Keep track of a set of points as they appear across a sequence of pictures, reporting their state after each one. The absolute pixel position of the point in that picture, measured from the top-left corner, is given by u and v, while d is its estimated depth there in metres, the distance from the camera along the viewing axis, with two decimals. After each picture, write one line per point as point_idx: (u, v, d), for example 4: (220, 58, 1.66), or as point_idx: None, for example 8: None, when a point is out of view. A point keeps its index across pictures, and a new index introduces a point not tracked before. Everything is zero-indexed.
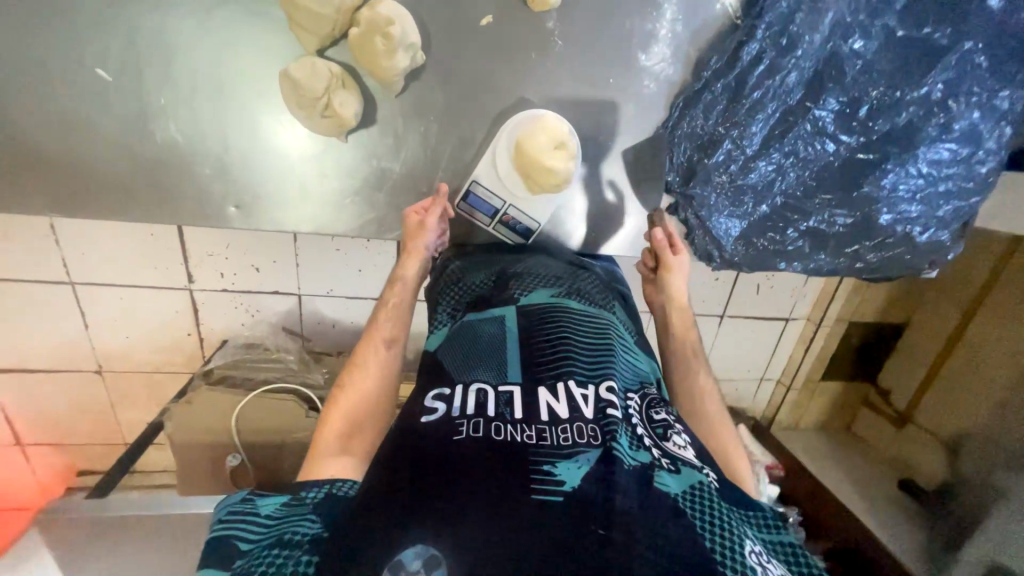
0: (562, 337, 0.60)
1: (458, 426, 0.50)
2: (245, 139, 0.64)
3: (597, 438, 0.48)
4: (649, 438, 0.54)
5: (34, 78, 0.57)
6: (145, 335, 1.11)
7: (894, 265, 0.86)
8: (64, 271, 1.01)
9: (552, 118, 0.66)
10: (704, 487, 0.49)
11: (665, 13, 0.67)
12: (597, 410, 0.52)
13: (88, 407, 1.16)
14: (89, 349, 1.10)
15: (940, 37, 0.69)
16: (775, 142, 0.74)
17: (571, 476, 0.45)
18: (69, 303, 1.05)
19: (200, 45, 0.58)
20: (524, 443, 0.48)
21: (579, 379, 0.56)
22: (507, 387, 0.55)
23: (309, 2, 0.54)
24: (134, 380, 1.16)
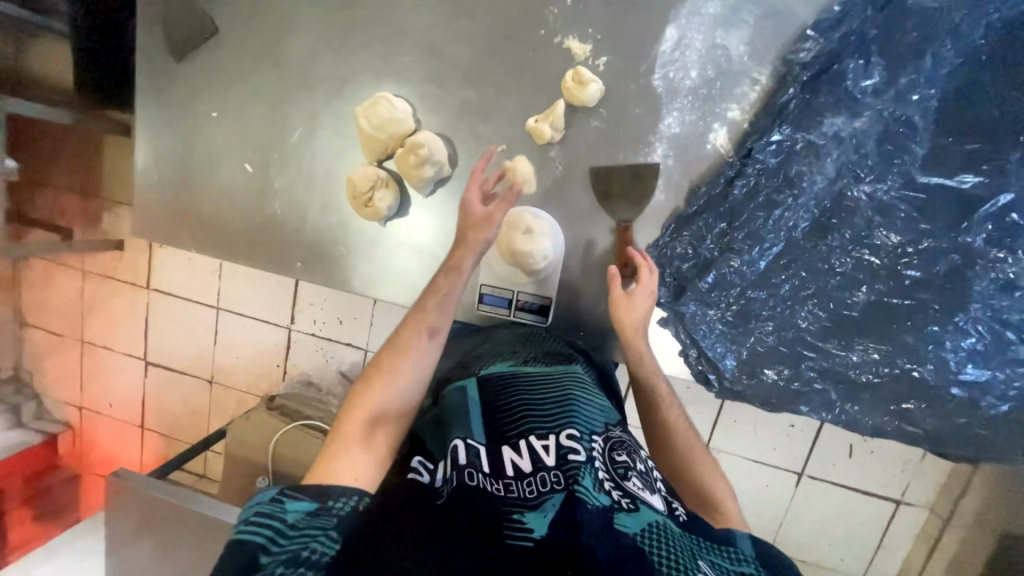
0: (520, 405, 0.71)
1: (439, 489, 0.62)
2: (320, 217, 0.86)
3: (560, 485, 0.59)
4: (608, 478, 0.63)
5: (214, 169, 0.89)
6: (247, 358, 1.37)
7: (966, 439, 0.70)
8: (216, 298, 1.34)
9: (520, 210, 0.77)
10: (653, 523, 0.59)
11: (657, 150, 0.73)
12: (558, 457, 0.63)
13: (186, 407, 1.43)
14: (207, 360, 1.39)
15: (973, 188, 0.64)
16: (780, 272, 0.72)
17: (537, 523, 0.56)
18: (211, 322, 1.36)
19: (308, 155, 0.85)
20: (494, 492, 0.60)
21: (542, 434, 0.67)
22: (473, 444, 0.66)
23: (371, 131, 0.76)
24: (223, 393, 1.41)
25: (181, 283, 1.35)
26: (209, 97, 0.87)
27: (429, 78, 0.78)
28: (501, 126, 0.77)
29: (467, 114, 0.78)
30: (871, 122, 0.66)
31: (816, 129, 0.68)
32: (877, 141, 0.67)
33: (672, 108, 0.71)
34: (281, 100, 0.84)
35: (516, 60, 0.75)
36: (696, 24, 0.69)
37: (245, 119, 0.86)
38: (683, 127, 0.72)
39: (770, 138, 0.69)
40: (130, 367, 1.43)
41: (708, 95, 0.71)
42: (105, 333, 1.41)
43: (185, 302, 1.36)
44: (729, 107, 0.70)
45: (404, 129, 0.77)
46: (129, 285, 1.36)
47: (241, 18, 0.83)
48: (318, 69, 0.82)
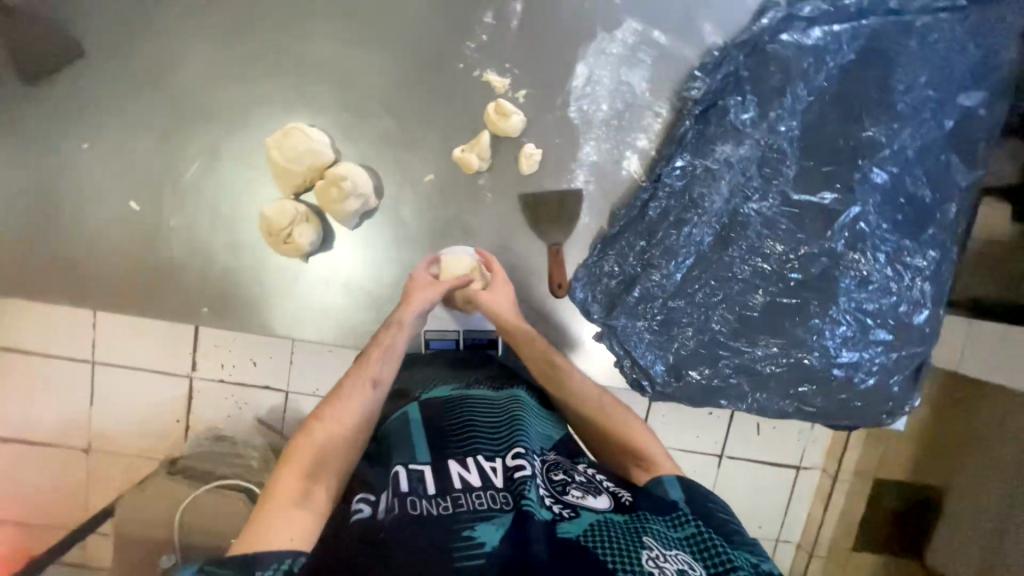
0: (467, 424, 0.70)
1: (375, 519, 0.56)
2: (228, 257, 0.78)
3: (508, 504, 0.57)
4: (549, 494, 0.62)
5: (84, 207, 0.75)
6: (135, 420, 1.17)
7: (848, 412, 0.83)
8: (92, 351, 1.14)
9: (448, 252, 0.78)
10: (597, 523, 0.58)
11: (578, 176, 0.78)
12: (506, 477, 0.62)
13: (56, 489, 1.18)
14: (83, 428, 1.16)
15: (832, 203, 0.78)
16: (693, 282, 0.80)
17: (487, 536, 0.53)
18: (86, 382, 1.15)
19: (210, 190, 0.76)
20: (438, 514, 0.56)
21: (489, 455, 0.66)
22: (416, 466, 0.63)
23: (286, 163, 0.71)
24: (105, 466, 1.18)
25: (47, 341, 1.13)
26: (74, 124, 0.74)
27: (346, 108, 0.75)
28: (426, 155, 0.76)
29: (389, 143, 0.76)
30: (753, 149, 0.77)
31: (711, 156, 0.77)
32: (759, 165, 0.78)
33: (589, 137, 0.77)
34: (173, 130, 0.75)
35: (437, 91, 0.75)
36: (605, 61, 0.75)
37: (127, 152, 0.75)
38: (601, 155, 0.77)
39: (675, 164, 0.77)
40: None
41: (619, 126, 0.77)
42: None
43: (54, 360, 1.14)
44: (637, 137, 0.78)
45: (323, 160, 0.73)
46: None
47: (115, 39, 0.73)
48: (217, 97, 0.75)
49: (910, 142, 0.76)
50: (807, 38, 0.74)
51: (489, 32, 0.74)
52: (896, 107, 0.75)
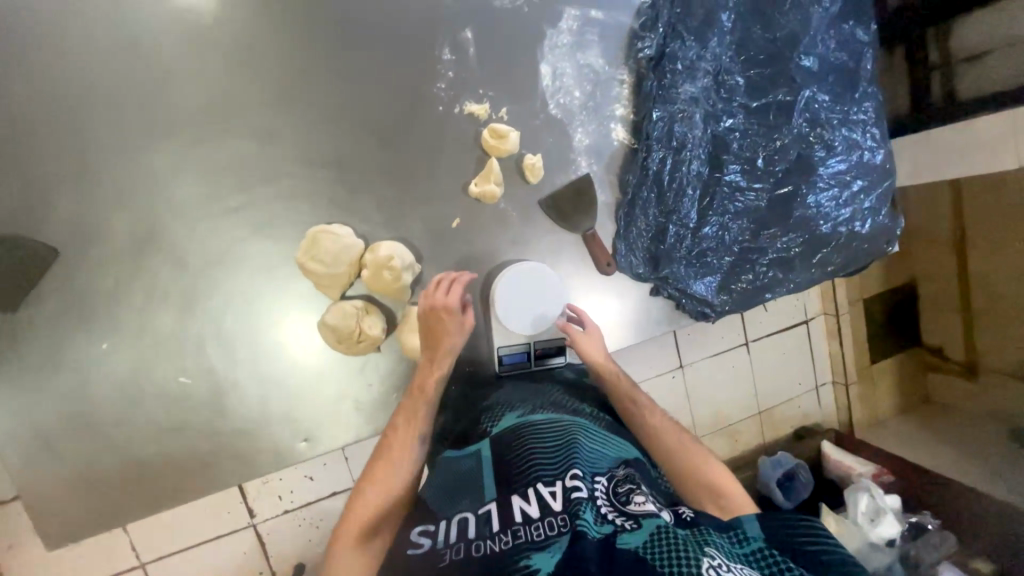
0: (530, 455, 0.67)
1: (441, 553, 0.58)
2: (299, 382, 0.75)
3: (565, 528, 0.57)
4: (610, 508, 0.61)
5: (131, 404, 0.70)
6: None
7: (859, 257, 0.98)
8: (132, 557, 1.04)
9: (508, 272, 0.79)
10: (661, 528, 0.56)
11: (580, 162, 0.83)
12: (564, 501, 0.60)
13: None
14: None
15: (785, 96, 0.88)
16: (709, 210, 0.89)
17: (545, 564, 0.53)
18: None
19: (252, 328, 0.73)
20: (501, 549, 0.56)
21: (548, 480, 0.64)
22: (486, 506, 0.63)
23: (328, 268, 0.70)
24: None
25: (93, 563, 1.02)
26: (86, 331, 0.68)
27: (350, 192, 0.75)
28: (444, 205, 0.78)
29: (405, 208, 0.77)
30: (706, 79, 0.86)
31: (679, 98, 0.85)
32: (716, 91, 0.87)
33: (576, 126, 0.82)
34: (189, 288, 0.70)
35: (427, 141, 0.76)
36: (561, 53, 0.80)
37: (148, 331, 0.70)
38: (590, 136, 0.83)
39: (654, 116, 0.84)
40: None
41: (595, 105, 0.83)
42: None
43: None
44: (613, 108, 0.84)
45: (359, 250, 0.72)
46: None
47: (88, 227, 0.67)
48: (220, 236, 0.71)
49: (819, 23, 0.88)
50: None
51: (451, 68, 0.76)
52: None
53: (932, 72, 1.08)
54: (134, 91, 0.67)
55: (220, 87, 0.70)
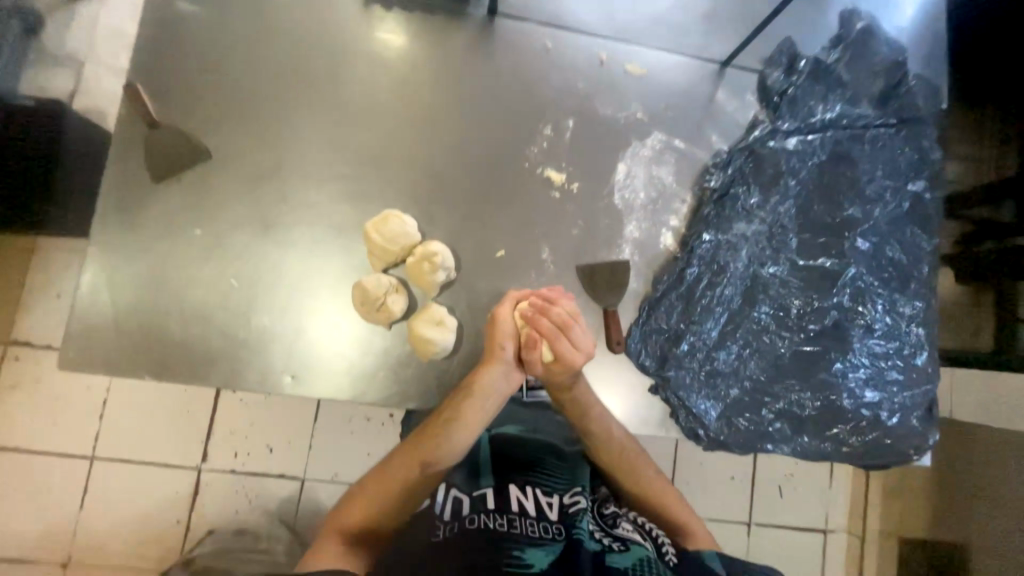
0: (530, 460, 0.90)
1: (440, 528, 0.79)
2: (314, 322, 0.84)
3: (559, 535, 0.78)
4: (599, 530, 0.84)
5: (186, 284, 0.83)
6: (153, 506, 1.32)
7: (881, 450, 0.91)
8: (134, 447, 1.32)
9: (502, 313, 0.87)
10: (647, 559, 0.77)
11: (624, 249, 0.93)
12: (560, 513, 0.82)
13: (101, 567, 1.30)
14: (116, 518, 1.31)
15: (832, 266, 0.94)
16: (730, 337, 0.92)
17: (539, 559, 0.74)
18: (122, 472, 1.32)
19: (305, 266, 0.85)
20: (498, 528, 0.77)
21: (546, 492, 0.86)
22: (480, 490, 0.85)
23: (385, 243, 0.83)
24: (122, 549, 1.31)
25: (117, 435, 1.32)
26: (191, 215, 0.84)
27: (430, 199, 0.90)
28: (497, 236, 0.90)
29: (465, 226, 0.90)
30: (761, 225, 0.95)
31: (730, 231, 0.93)
32: (768, 238, 0.95)
33: (631, 219, 0.93)
34: (278, 217, 0.86)
35: (505, 184, 0.91)
36: (639, 162, 0.95)
37: (231, 237, 0.84)
38: (641, 232, 0.94)
39: (703, 237, 0.93)
40: (31, 523, 1.29)
41: (653, 209, 0.95)
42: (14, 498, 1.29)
43: (121, 464, 1.32)
44: (669, 217, 0.95)
45: (414, 240, 0.85)
46: (50, 456, 1.30)
47: (237, 147, 0.87)
48: (320, 190, 0.88)
49: (880, 218, 0.96)
50: (789, 144, 0.97)
51: (547, 141, 0.93)
52: (864, 192, 0.96)
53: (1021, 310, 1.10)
54: (320, 75, 0.91)
55: (376, 92, 0.91)
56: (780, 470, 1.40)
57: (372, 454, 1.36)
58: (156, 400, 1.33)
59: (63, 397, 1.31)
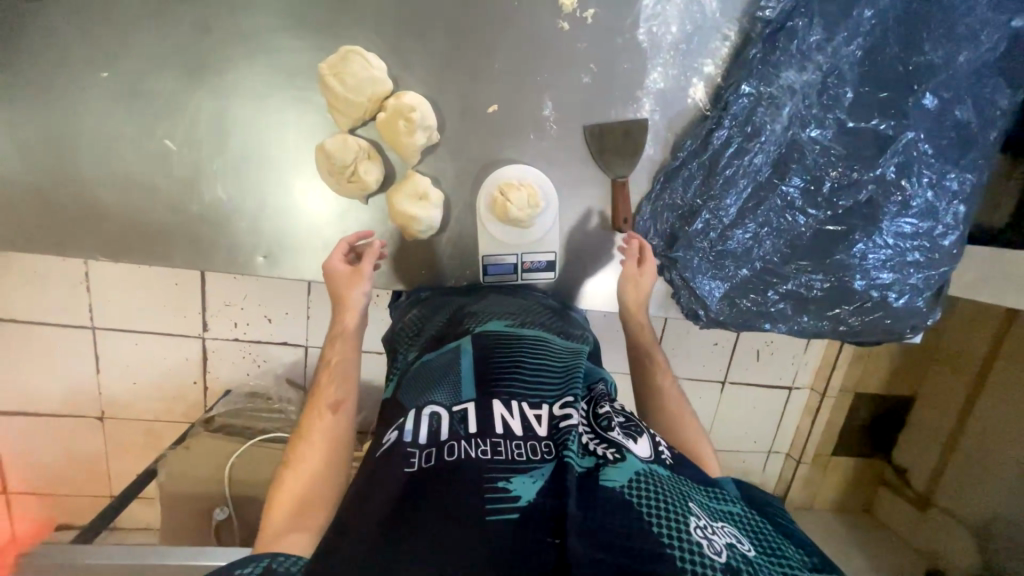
0: (517, 364, 0.69)
1: (410, 457, 0.59)
2: (278, 195, 0.73)
3: (550, 454, 0.59)
4: (589, 435, 0.63)
5: (111, 146, 0.68)
6: (165, 370, 1.39)
7: (878, 329, 0.90)
8: (130, 317, 1.32)
9: (503, 176, 0.76)
10: (641, 473, 0.57)
11: (644, 106, 0.76)
12: (550, 427, 0.62)
13: (132, 419, 1.42)
14: (132, 380, 1.39)
15: (886, 129, 0.79)
16: (749, 214, 0.82)
17: (525, 490, 0.55)
18: (125, 341, 1.35)
19: (252, 123, 0.69)
20: (479, 458, 0.57)
21: (535, 401, 0.66)
22: (462, 405, 0.64)
23: (347, 94, 0.66)
24: (147, 405, 1.41)
25: (110, 306, 1.31)
26: (90, 51, 0.65)
27: (401, 30, 0.69)
28: (487, 86, 0.72)
29: (448, 71, 0.71)
30: (815, 75, 0.76)
31: (776, 81, 0.76)
32: (819, 92, 0.77)
33: (655, 64, 0.75)
34: (206, 53, 0.67)
35: (497, 9, 0.70)
36: None
37: (152, 82, 0.67)
38: (666, 82, 0.76)
39: (741, 90, 0.75)
40: (52, 384, 1.36)
41: (686, 50, 0.75)
42: (25, 363, 1.33)
43: (122, 333, 1.34)
44: (704, 62, 0.77)
45: (384, 89, 0.68)
46: (47, 326, 1.30)
47: None
48: (253, 14, 0.66)
49: (964, 66, 0.77)
50: None
51: None
52: (955, 30, 0.75)
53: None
54: None
55: None
56: (766, 339, 1.46)
57: None
58: (138, 272, 1.28)
59: (39, 269, 1.25)
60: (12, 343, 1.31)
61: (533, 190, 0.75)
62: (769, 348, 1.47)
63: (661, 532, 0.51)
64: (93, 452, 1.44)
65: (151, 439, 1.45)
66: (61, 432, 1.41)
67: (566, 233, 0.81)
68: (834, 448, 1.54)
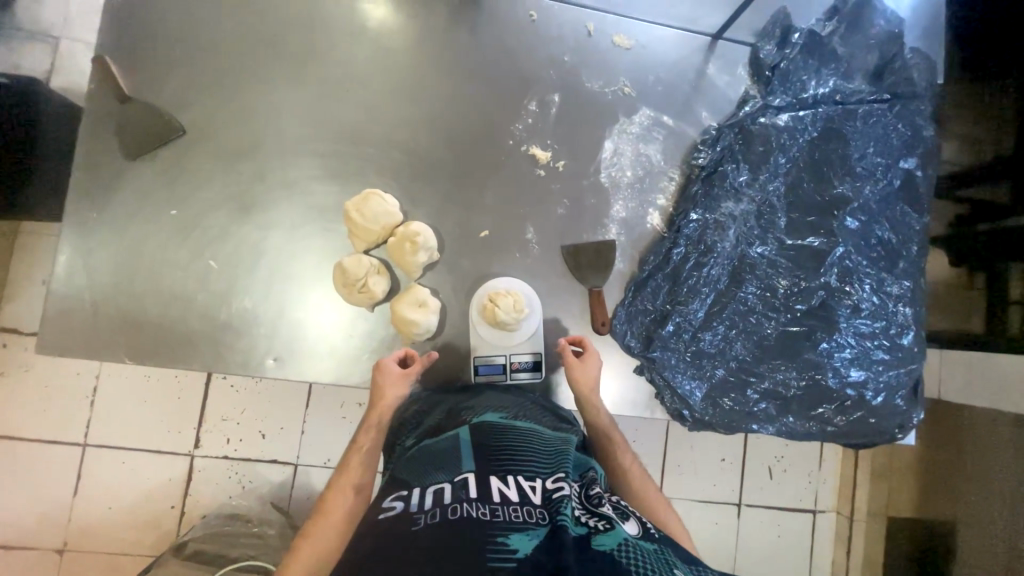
0: (511, 448, 0.72)
1: (415, 518, 0.60)
2: (294, 305, 0.83)
3: (545, 519, 0.59)
4: (581, 510, 0.63)
5: (164, 266, 0.81)
6: (146, 491, 1.33)
7: (864, 430, 0.91)
8: (125, 433, 1.33)
9: (496, 283, 0.87)
10: (629, 541, 0.58)
11: (611, 229, 0.92)
12: (544, 497, 0.64)
13: (96, 551, 1.31)
14: (109, 503, 1.32)
15: (820, 245, 0.92)
16: (716, 317, 0.91)
17: (521, 545, 0.55)
18: (114, 458, 1.33)
19: (285, 248, 0.84)
20: (478, 517, 0.59)
21: (530, 476, 0.68)
22: (461, 476, 0.67)
23: (365, 222, 0.81)
24: (117, 534, 1.32)
25: (110, 421, 1.32)
26: (167, 196, 0.83)
27: (413, 177, 0.88)
28: (481, 217, 0.89)
29: (449, 205, 0.88)
30: (749, 205, 0.93)
31: (718, 209, 0.92)
32: (757, 217, 0.93)
33: (617, 199, 0.92)
34: (257, 196, 0.84)
35: (489, 162, 0.90)
36: (625, 139, 0.93)
37: (211, 218, 0.83)
38: (627, 212, 0.93)
39: (690, 217, 0.91)
40: (25, 509, 1.30)
41: (641, 188, 0.93)
42: (6, 484, 1.29)
43: (114, 449, 1.32)
44: (657, 196, 0.94)
45: (396, 220, 0.84)
46: (42, 442, 1.30)
47: (213, 126, 0.85)
48: (299, 168, 0.86)
49: (871, 195, 0.94)
50: (780, 120, 0.94)
51: (532, 117, 0.91)
52: (855, 169, 0.94)
53: (1012, 307, 1.10)
54: (295, 49, 0.87)
55: (353, 64, 0.88)
56: (770, 452, 1.41)
57: None
58: (145, 387, 1.33)
59: (53, 384, 1.31)
60: (1, 462, 1.29)
61: (519, 297, 0.85)
62: (775, 462, 1.41)
63: None
64: None
65: None
66: (18, 568, 1.29)
67: (550, 338, 0.89)
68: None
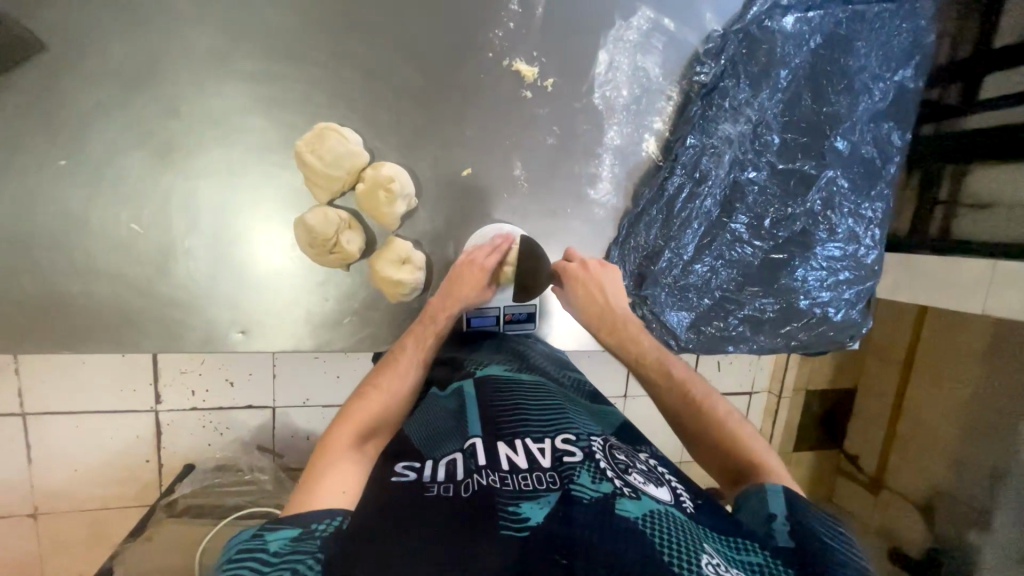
0: (517, 406, 0.73)
1: (427, 487, 0.60)
2: (252, 267, 0.71)
3: (556, 484, 0.60)
4: (612, 471, 0.64)
5: (68, 231, 0.64)
6: (113, 451, 1.26)
7: (823, 341, 1.01)
8: (70, 399, 1.20)
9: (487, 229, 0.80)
10: (655, 510, 0.59)
11: (604, 160, 0.83)
12: (554, 459, 0.64)
13: (72, 510, 1.27)
14: (72, 466, 1.25)
15: (810, 169, 0.90)
16: (705, 249, 0.90)
17: (534, 513, 0.56)
18: (64, 425, 1.22)
19: (226, 200, 0.69)
20: (491, 486, 0.59)
21: (538, 437, 0.69)
22: (470, 442, 0.67)
23: (325, 168, 0.68)
24: (92, 493, 1.28)
25: (46, 389, 1.19)
26: (44, 137, 0.62)
27: (374, 103, 0.72)
28: (461, 152, 0.76)
29: (422, 137, 0.74)
30: (746, 126, 0.87)
31: (715, 133, 0.85)
32: (752, 139, 0.88)
33: (611, 123, 0.82)
34: (174, 135, 0.66)
35: (466, 83, 0.75)
36: (621, 48, 0.80)
37: (115, 167, 0.65)
38: (622, 138, 0.84)
39: (687, 142, 0.84)
40: None
41: (636, 110, 0.83)
42: None
43: (58, 416, 1.21)
44: (653, 119, 0.85)
45: (362, 162, 0.70)
46: None
47: (83, 34, 0.61)
48: (223, 95, 0.66)
49: (863, 113, 0.90)
50: (785, 24, 0.84)
51: (514, 21, 0.74)
52: (853, 84, 0.88)
53: (937, 206, 1.10)
54: None
55: None
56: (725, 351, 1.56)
57: (341, 377, 1.34)
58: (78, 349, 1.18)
59: None
60: None
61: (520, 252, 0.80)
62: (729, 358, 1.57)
63: (671, 561, 0.53)
64: (26, 554, 1.27)
65: (98, 530, 1.30)
66: None
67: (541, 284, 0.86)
68: (795, 443, 1.65)
